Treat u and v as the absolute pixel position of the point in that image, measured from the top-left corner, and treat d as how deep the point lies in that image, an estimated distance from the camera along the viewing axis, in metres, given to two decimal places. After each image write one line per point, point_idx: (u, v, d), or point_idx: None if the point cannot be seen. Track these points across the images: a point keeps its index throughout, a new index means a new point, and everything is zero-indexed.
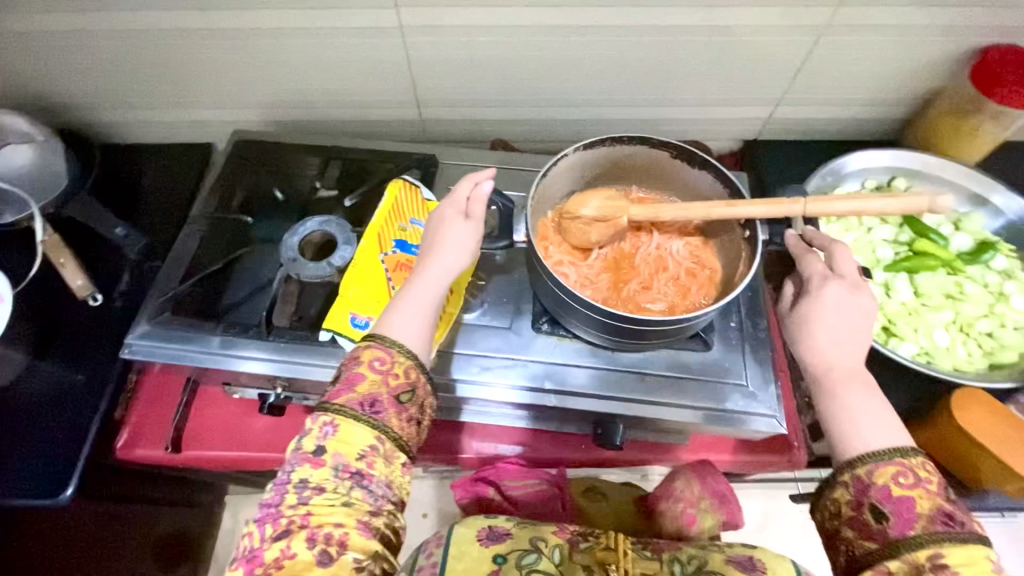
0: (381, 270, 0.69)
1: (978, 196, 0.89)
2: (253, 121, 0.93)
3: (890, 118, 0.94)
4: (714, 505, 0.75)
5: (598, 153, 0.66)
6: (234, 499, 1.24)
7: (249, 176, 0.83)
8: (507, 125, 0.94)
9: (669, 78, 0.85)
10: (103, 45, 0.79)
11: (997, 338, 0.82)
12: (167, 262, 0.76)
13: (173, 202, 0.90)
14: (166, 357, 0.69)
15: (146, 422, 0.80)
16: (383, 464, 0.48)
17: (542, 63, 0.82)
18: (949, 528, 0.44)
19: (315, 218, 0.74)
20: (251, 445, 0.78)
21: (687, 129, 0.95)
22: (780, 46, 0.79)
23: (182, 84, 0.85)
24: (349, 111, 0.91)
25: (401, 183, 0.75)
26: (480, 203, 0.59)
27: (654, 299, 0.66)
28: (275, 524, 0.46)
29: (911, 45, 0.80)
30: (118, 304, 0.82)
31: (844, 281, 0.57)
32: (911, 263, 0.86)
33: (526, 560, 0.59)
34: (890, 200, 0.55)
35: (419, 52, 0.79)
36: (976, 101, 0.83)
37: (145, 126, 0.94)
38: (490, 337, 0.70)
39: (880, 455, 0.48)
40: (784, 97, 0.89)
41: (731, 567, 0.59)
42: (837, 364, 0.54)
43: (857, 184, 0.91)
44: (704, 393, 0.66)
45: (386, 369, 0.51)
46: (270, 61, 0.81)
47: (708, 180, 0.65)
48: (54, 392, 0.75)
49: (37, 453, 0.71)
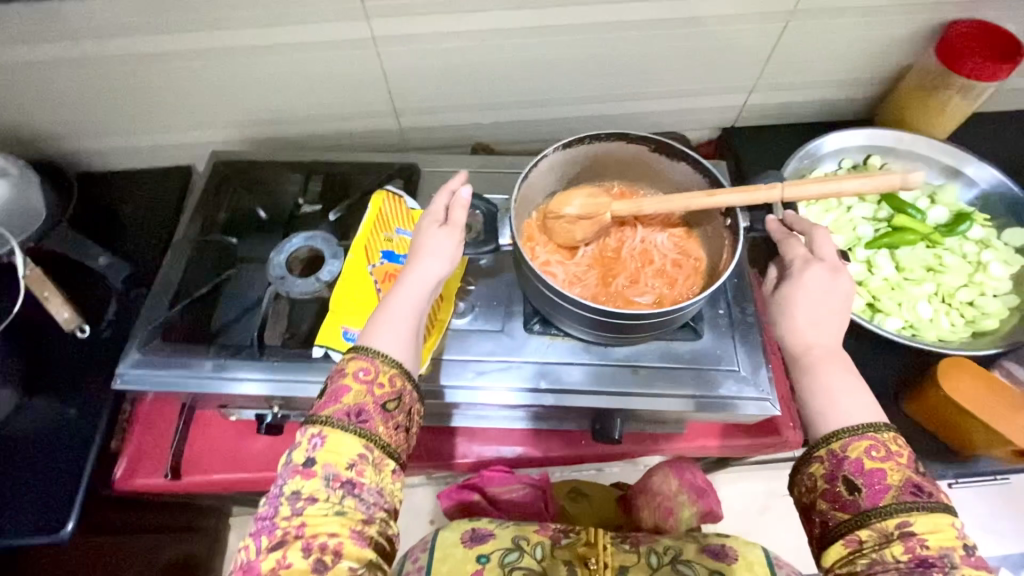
0: (371, 282, 0.69)
1: (951, 168, 0.91)
2: (231, 141, 0.92)
3: (861, 97, 0.96)
4: (692, 499, 0.81)
5: (579, 151, 0.67)
6: (238, 519, 1.24)
7: (231, 196, 0.83)
8: (486, 129, 0.94)
9: (643, 72, 0.86)
10: (73, 75, 0.78)
11: (978, 307, 0.84)
12: (153, 289, 0.75)
13: (156, 228, 0.90)
14: (158, 385, 0.68)
15: (142, 451, 0.78)
16: (373, 472, 0.49)
17: (517, 65, 0.82)
18: (918, 497, 0.46)
19: (300, 234, 0.73)
20: (249, 466, 0.78)
21: (665, 121, 0.96)
22: (750, 33, 0.80)
23: (156, 107, 0.84)
24: (328, 125, 0.91)
25: (384, 194, 0.75)
26: (461, 209, 0.60)
27: (642, 292, 0.66)
28: (269, 535, 0.46)
29: (877, 25, 0.81)
30: (106, 334, 0.82)
31: (824, 264, 0.58)
32: (891, 239, 0.87)
33: (508, 559, 0.61)
34: (866, 178, 0.55)
35: (394, 62, 0.79)
36: (942, 76, 0.84)
37: (122, 153, 0.93)
38: (482, 342, 0.70)
39: (855, 429, 0.49)
40: (756, 84, 0.90)
41: (704, 556, 0.61)
42: (817, 344, 0.55)
43: (834, 165, 0.92)
44: (697, 381, 0.67)
45: (371, 379, 0.51)
46: (244, 80, 0.81)
47: (688, 171, 0.66)
48: (48, 429, 0.75)
49: (32, 493, 0.70)
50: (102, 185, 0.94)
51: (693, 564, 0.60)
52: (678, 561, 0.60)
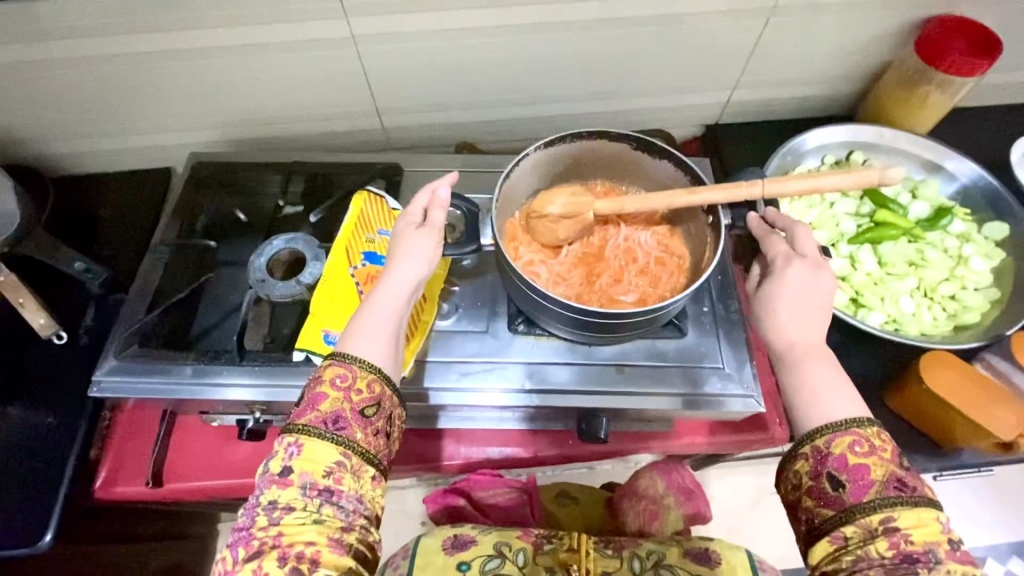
0: (352, 284, 0.68)
1: (932, 163, 0.92)
2: (211, 142, 0.91)
3: (843, 93, 0.96)
4: (677, 501, 0.83)
5: (560, 150, 0.66)
6: (226, 525, 1.23)
7: (211, 199, 0.82)
8: (471, 128, 0.94)
9: (626, 70, 0.85)
10: (45, 77, 0.76)
11: (960, 300, 0.85)
12: (131, 293, 0.74)
13: (135, 232, 0.89)
14: (136, 392, 0.67)
15: (123, 459, 0.77)
16: (352, 478, 0.48)
17: (500, 63, 0.81)
18: (901, 492, 0.46)
19: (281, 236, 0.72)
20: (232, 473, 0.77)
21: (649, 119, 0.97)
22: (732, 30, 0.80)
23: (133, 109, 0.83)
24: (310, 125, 0.89)
25: (366, 195, 0.74)
26: (440, 210, 0.60)
27: (625, 291, 0.66)
28: (246, 546, 0.45)
29: (857, 21, 0.82)
30: (83, 340, 0.80)
31: (806, 261, 0.58)
32: (874, 234, 0.88)
33: (489, 565, 0.60)
34: (844, 175, 0.55)
35: (375, 61, 0.79)
36: (922, 72, 0.85)
37: (100, 156, 0.91)
38: (467, 343, 0.70)
39: (837, 425, 0.49)
40: (739, 81, 0.90)
41: (688, 561, 0.61)
42: (800, 341, 0.55)
43: (817, 161, 0.93)
44: (682, 379, 0.67)
45: (349, 386, 0.50)
46: (222, 80, 0.79)
47: (670, 169, 0.66)
48: (25, 438, 0.73)
49: (11, 503, 0.69)
50: (80, 189, 0.93)
51: (676, 568, 0.60)
52: (660, 566, 0.60)
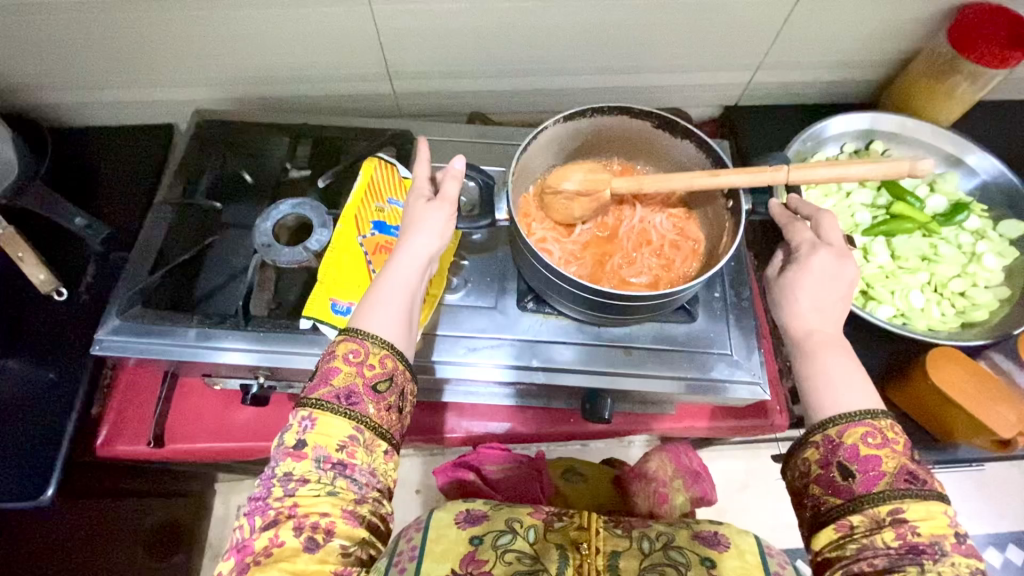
0: (360, 254, 0.67)
1: (953, 157, 0.90)
2: (218, 99, 0.88)
3: (868, 79, 0.94)
4: (686, 483, 0.84)
5: (579, 124, 0.64)
6: (223, 486, 1.24)
7: (216, 159, 0.79)
8: (485, 97, 0.91)
9: (648, 44, 0.82)
10: (43, 20, 0.72)
11: (970, 297, 0.85)
12: (134, 252, 0.72)
13: (137, 188, 0.87)
14: (139, 352, 0.66)
15: (125, 418, 0.77)
16: (365, 452, 0.48)
17: (519, 30, 0.78)
18: (912, 485, 0.46)
19: (288, 201, 0.70)
20: (233, 437, 0.77)
21: (668, 96, 0.94)
22: (762, 7, 0.77)
23: (136, 59, 0.80)
24: (320, 86, 0.87)
25: (376, 161, 0.72)
26: (453, 181, 0.58)
27: (638, 273, 0.65)
28: (262, 515, 0.46)
29: (891, 4, 0.79)
30: (85, 298, 0.79)
31: (830, 249, 0.57)
32: (889, 227, 0.87)
33: (501, 540, 0.60)
34: (872, 164, 0.54)
35: (390, 21, 0.75)
36: (952, 61, 0.83)
37: (100, 108, 0.88)
38: (476, 318, 0.69)
39: (852, 415, 0.49)
40: (764, 62, 0.88)
41: (696, 543, 0.61)
42: (817, 329, 0.55)
43: (836, 149, 0.91)
44: (690, 364, 0.67)
45: (361, 361, 0.50)
46: (228, 33, 0.76)
47: (691, 150, 0.64)
48: (24, 393, 0.73)
49: (11, 457, 0.69)
50: (79, 142, 0.90)
51: (684, 550, 0.60)
52: (670, 547, 0.60)
